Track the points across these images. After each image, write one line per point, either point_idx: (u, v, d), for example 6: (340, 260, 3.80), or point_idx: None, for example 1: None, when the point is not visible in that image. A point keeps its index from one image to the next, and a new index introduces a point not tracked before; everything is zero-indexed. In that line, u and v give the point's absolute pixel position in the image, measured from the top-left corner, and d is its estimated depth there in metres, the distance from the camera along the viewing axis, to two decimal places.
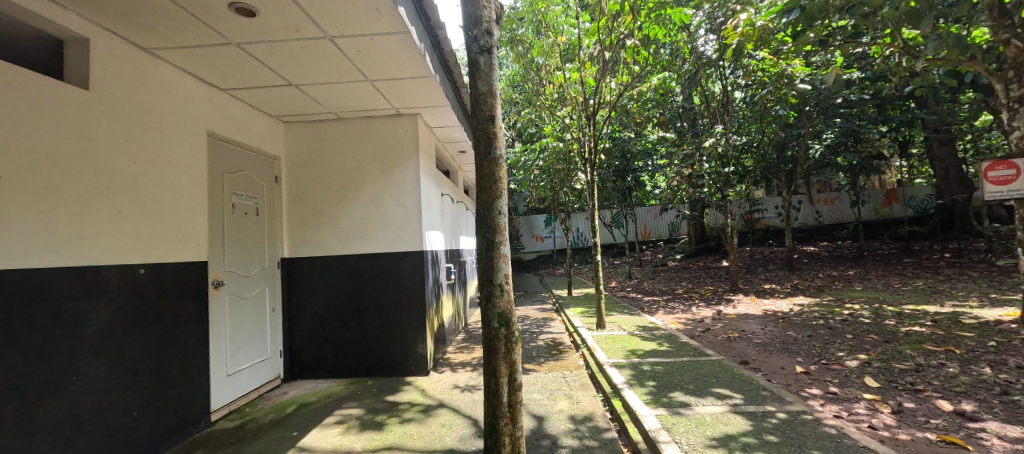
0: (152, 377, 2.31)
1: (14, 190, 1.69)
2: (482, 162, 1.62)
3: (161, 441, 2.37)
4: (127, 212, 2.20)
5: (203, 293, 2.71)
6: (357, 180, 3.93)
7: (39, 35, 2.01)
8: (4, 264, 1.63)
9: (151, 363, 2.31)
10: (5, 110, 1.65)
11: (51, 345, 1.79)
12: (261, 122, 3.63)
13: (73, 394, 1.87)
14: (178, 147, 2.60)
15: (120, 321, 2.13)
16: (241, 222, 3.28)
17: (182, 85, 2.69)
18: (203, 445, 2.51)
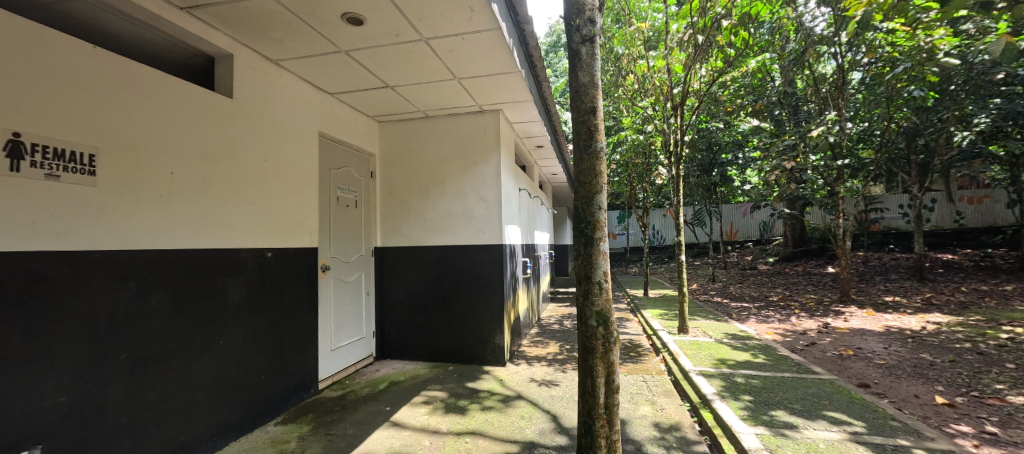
0: (276, 346, 2.68)
1: (181, 185, 2.06)
2: (581, 155, 1.60)
3: (282, 402, 2.74)
4: (259, 204, 2.56)
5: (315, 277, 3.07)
6: (442, 175, 4.14)
7: (196, 53, 2.42)
8: (173, 246, 2.01)
9: (275, 334, 2.67)
10: (173, 118, 2.02)
11: (207, 314, 2.17)
12: (361, 122, 3.98)
13: (219, 356, 2.24)
14: (297, 146, 2.96)
15: (253, 298, 2.48)
16: (343, 213, 3.65)
17: (300, 90, 3.05)
18: (313, 410, 2.85)
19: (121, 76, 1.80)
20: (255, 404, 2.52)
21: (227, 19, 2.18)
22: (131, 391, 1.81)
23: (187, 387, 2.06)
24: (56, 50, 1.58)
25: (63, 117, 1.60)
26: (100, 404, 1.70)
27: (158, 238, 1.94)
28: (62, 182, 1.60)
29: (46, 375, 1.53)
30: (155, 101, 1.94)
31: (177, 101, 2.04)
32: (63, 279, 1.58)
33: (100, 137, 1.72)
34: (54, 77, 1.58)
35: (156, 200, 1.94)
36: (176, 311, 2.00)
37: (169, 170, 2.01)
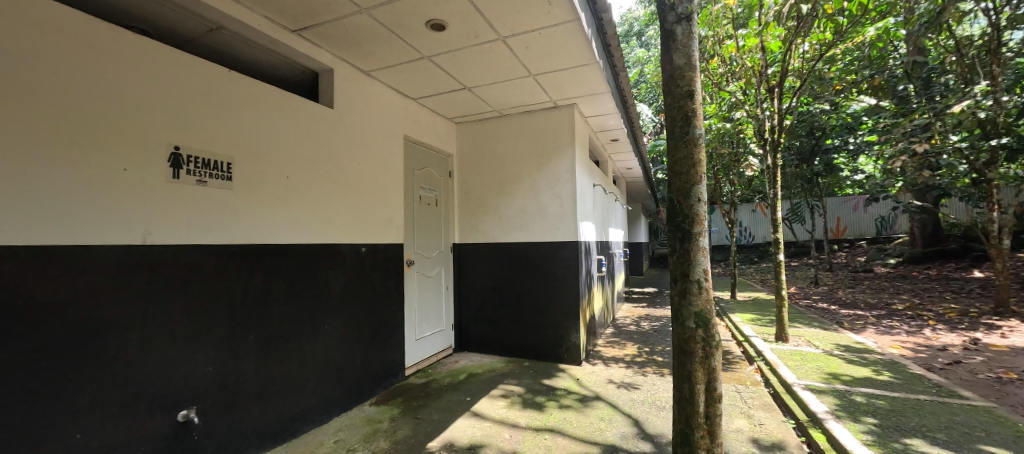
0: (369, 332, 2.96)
1: (288, 187, 2.47)
2: (677, 142, 1.61)
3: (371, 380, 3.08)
4: (353, 203, 2.93)
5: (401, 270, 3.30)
6: (517, 173, 4.19)
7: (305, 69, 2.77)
8: (285, 239, 2.42)
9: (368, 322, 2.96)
10: (284, 130, 2.44)
11: (310, 299, 2.55)
12: (441, 124, 4.20)
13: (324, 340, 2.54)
14: (387, 151, 3.31)
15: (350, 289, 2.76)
16: (426, 211, 3.90)
17: (392, 99, 3.41)
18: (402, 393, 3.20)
19: (252, 98, 2.25)
20: (349, 382, 2.87)
21: (330, 39, 2.54)
22: (254, 357, 2.24)
23: (294, 360, 2.47)
24: (203, 75, 2.03)
25: (212, 134, 2.06)
26: (236, 376, 2.14)
27: (277, 234, 2.38)
28: (207, 186, 2.03)
29: (204, 346, 1.99)
30: (270, 115, 2.37)
31: (290, 118, 2.48)
32: (210, 270, 2.03)
33: (230, 147, 2.15)
34: (199, 99, 2.01)
35: (277, 201, 2.37)
36: (287, 293, 2.42)
37: (284, 175, 2.45)
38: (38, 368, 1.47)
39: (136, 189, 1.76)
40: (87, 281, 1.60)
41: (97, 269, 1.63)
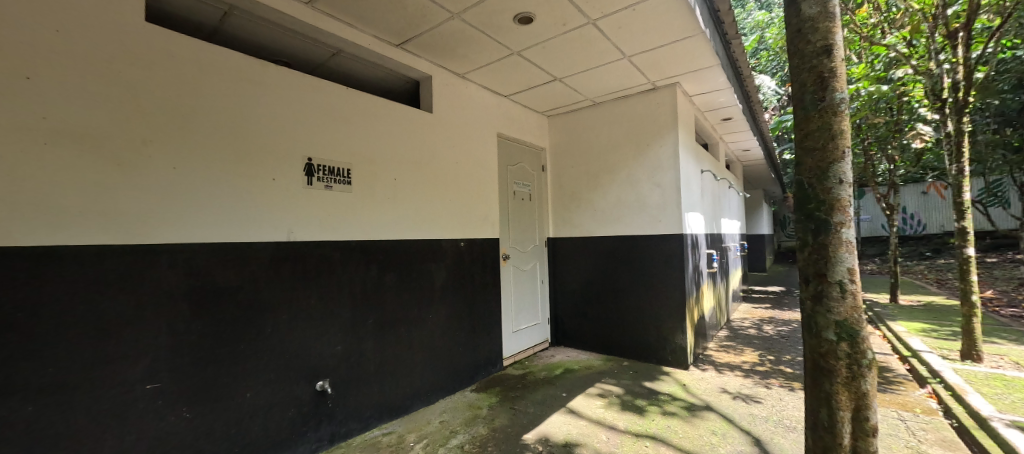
0: None
1: (401, 187, 3.06)
2: (809, 112, 1.47)
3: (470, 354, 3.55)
4: (452, 199, 3.45)
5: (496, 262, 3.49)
6: (612, 162, 4.00)
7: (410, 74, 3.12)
8: (398, 229, 3.04)
9: None
10: (398, 139, 3.04)
11: (413, 282, 3.13)
12: (532, 118, 4.28)
13: None
14: (478, 151, 3.68)
15: None
16: (519, 205, 4.08)
17: (484, 99, 3.75)
18: (497, 382, 3.55)
19: (366, 112, 2.83)
20: (450, 359, 3.40)
21: (426, 46, 2.98)
22: (377, 327, 2.87)
23: (406, 334, 3.07)
24: (344, 99, 2.70)
25: (339, 148, 2.67)
26: (360, 354, 2.76)
27: (390, 232, 2.97)
28: (333, 190, 2.64)
29: (339, 328, 2.63)
30: (389, 126, 2.98)
31: (398, 141, 3.03)
32: (342, 262, 2.66)
33: (355, 156, 2.76)
34: (337, 119, 2.66)
35: (385, 199, 2.95)
36: (399, 272, 3.03)
37: (393, 176, 3.00)
38: (239, 333, 2.17)
39: (291, 194, 2.42)
40: (266, 268, 2.28)
41: (271, 262, 2.31)
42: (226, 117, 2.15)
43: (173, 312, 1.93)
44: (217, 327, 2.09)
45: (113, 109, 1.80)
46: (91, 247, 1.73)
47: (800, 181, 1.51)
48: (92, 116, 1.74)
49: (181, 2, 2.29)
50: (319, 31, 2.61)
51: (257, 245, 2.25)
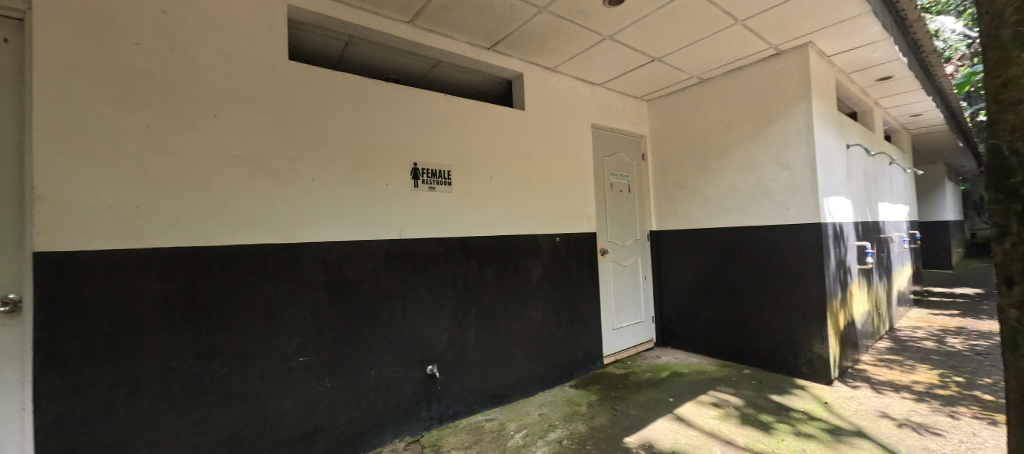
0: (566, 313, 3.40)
1: (496, 185, 3.16)
2: (1011, 50, 1.08)
3: (569, 350, 3.54)
4: (546, 195, 3.46)
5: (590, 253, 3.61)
6: (725, 145, 3.59)
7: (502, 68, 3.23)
8: (496, 227, 3.16)
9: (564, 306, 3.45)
10: (492, 138, 3.15)
11: (512, 277, 3.23)
12: (630, 105, 4.08)
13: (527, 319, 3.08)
14: (572, 144, 3.63)
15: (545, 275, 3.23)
16: (618, 198, 3.95)
17: (577, 90, 3.68)
18: (596, 381, 3.48)
19: (464, 116, 3.00)
20: (549, 354, 3.43)
21: (516, 45, 3.04)
22: (477, 319, 3.03)
23: (506, 327, 3.19)
24: (441, 105, 2.90)
25: (440, 152, 2.88)
26: (463, 343, 2.96)
27: (488, 229, 3.11)
28: (436, 191, 2.85)
29: (444, 318, 2.86)
30: (483, 127, 3.10)
31: (493, 141, 3.15)
32: (446, 257, 2.88)
33: (454, 159, 2.94)
34: (435, 125, 2.86)
35: (483, 197, 3.09)
36: (498, 267, 3.16)
37: (489, 176, 3.12)
38: (363, 319, 2.50)
39: (401, 197, 2.68)
40: (383, 263, 2.59)
41: (386, 258, 2.61)
42: (349, 132, 2.49)
43: (314, 299, 2.32)
44: (347, 313, 2.44)
45: (268, 132, 2.21)
46: (257, 245, 2.15)
47: (995, 147, 1.11)
48: (254, 139, 2.16)
49: (318, 41, 2.74)
50: (420, 46, 2.85)
51: (375, 242, 2.57)
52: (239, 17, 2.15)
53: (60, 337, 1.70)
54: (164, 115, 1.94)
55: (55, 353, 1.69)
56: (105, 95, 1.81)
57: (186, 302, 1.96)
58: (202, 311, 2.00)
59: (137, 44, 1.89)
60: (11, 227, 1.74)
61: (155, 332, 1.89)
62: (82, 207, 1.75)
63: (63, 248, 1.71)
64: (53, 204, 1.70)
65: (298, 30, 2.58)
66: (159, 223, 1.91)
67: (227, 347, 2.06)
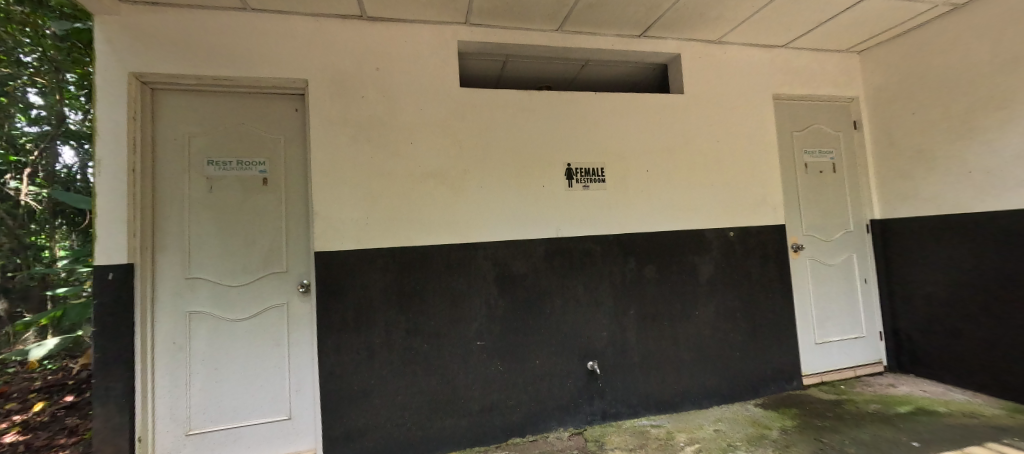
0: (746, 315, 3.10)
1: (656, 178, 2.98)
2: None
3: (753, 361, 3.10)
4: (716, 184, 3.09)
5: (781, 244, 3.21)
6: (1002, 93, 2.64)
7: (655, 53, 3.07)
8: (656, 222, 2.98)
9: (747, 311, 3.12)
10: (649, 129, 2.99)
11: (677, 275, 3.01)
12: (831, 63, 3.40)
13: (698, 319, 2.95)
14: (747, 125, 3.19)
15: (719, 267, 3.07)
16: (817, 181, 3.36)
17: (748, 62, 3.22)
18: (795, 403, 2.98)
19: (617, 111, 2.95)
20: (727, 363, 3.06)
21: (671, 25, 2.83)
22: (640, 319, 2.92)
23: (672, 330, 2.98)
24: (593, 103, 2.91)
25: (593, 150, 2.90)
26: (624, 343, 2.89)
27: (648, 225, 2.97)
28: (590, 189, 2.87)
29: (604, 315, 2.86)
30: (638, 119, 2.98)
31: (651, 132, 2.99)
32: (603, 255, 2.88)
33: (607, 156, 2.92)
34: (587, 124, 2.90)
35: (640, 191, 2.95)
36: (661, 264, 2.98)
37: (647, 169, 2.97)
38: (527, 311, 2.73)
39: (556, 198, 2.81)
40: (543, 261, 2.78)
41: (546, 256, 2.78)
42: (509, 142, 2.75)
43: (486, 291, 2.67)
44: (513, 305, 2.71)
45: (448, 151, 2.66)
46: (442, 244, 2.62)
47: None
48: (437, 157, 2.64)
49: (482, 66, 3.16)
50: (570, 51, 2.95)
51: (534, 241, 2.77)
52: (425, 61, 2.67)
53: (330, 311, 2.45)
54: (379, 147, 2.56)
55: (328, 321, 2.45)
56: (347, 138, 2.52)
57: (397, 290, 2.54)
58: (408, 297, 2.56)
59: (363, 97, 2.56)
60: (303, 236, 2.59)
61: (380, 311, 2.52)
62: (338, 220, 2.47)
63: (328, 248, 2.45)
64: (322, 218, 2.45)
65: (465, 59, 3.02)
66: (379, 230, 2.53)
67: (425, 327, 2.57)
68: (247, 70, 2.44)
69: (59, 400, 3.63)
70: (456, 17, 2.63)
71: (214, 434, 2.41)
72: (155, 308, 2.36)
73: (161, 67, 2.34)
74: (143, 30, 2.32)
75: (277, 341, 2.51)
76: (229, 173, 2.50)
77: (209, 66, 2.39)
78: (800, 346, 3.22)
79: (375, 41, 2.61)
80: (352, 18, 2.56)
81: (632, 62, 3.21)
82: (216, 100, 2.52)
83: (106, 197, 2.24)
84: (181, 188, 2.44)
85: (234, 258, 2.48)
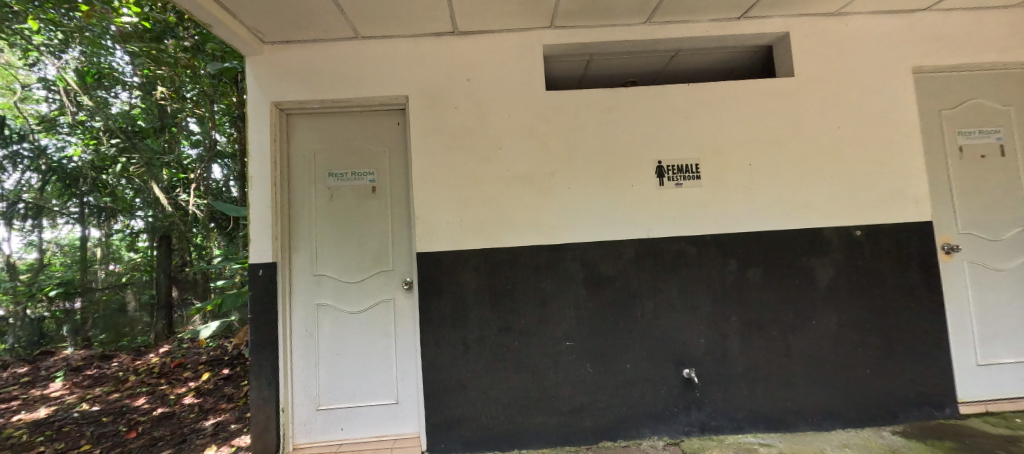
0: (882, 329, 2.69)
1: (761, 173, 2.72)
2: None
3: (888, 382, 2.68)
4: (838, 177, 2.72)
5: (927, 244, 2.72)
6: None
7: (757, 35, 2.80)
8: (762, 221, 2.71)
9: (880, 322, 2.70)
10: (751, 119, 2.74)
11: (789, 279, 2.71)
12: (994, 23, 2.80)
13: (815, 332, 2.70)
14: (876, 107, 2.75)
15: (842, 271, 2.71)
16: (975, 168, 2.81)
17: (875, 33, 2.78)
18: (948, 435, 2.51)
19: (713, 102, 2.75)
20: (854, 381, 2.68)
21: (778, 3, 2.56)
22: (744, 327, 2.69)
23: (783, 340, 2.69)
24: (686, 96, 2.75)
25: (687, 145, 2.74)
26: (725, 351, 2.68)
27: (752, 224, 2.71)
28: (684, 187, 2.72)
29: (701, 321, 2.69)
30: (738, 109, 2.74)
31: (754, 122, 2.74)
32: (698, 256, 2.71)
33: (703, 151, 2.73)
34: (680, 118, 2.75)
35: (741, 187, 2.71)
36: (769, 268, 2.71)
37: (749, 163, 2.73)
38: (617, 313, 2.68)
39: (647, 197, 2.71)
40: (633, 262, 2.70)
41: (636, 257, 2.70)
42: (596, 141, 2.72)
43: (575, 292, 2.68)
44: (602, 307, 2.68)
45: (535, 154, 2.72)
46: (531, 246, 2.68)
47: None
48: (525, 160, 2.71)
49: (566, 67, 3.16)
50: (659, 42, 2.82)
51: (624, 242, 2.70)
52: (511, 68, 2.77)
53: (430, 307, 2.66)
54: (472, 153, 2.71)
55: (429, 317, 2.66)
56: (442, 147, 2.71)
57: (489, 289, 2.67)
58: (499, 296, 2.67)
59: (456, 107, 2.74)
60: (405, 237, 2.85)
61: (474, 309, 2.67)
62: (435, 223, 2.68)
63: (428, 249, 2.67)
64: (422, 222, 2.68)
65: (549, 62, 3.05)
66: (472, 231, 2.68)
67: (516, 326, 2.66)
68: (360, 91, 2.76)
69: (220, 372, 4.46)
70: (541, 22, 2.67)
71: (337, 411, 2.77)
72: (292, 299, 2.79)
73: (294, 95, 2.75)
74: (280, 65, 2.75)
75: (385, 332, 2.79)
76: (346, 183, 2.85)
77: (329, 91, 2.76)
78: (952, 366, 2.71)
79: (465, 54, 2.77)
80: (444, 34, 2.75)
81: (729, 48, 2.97)
82: (334, 119, 2.89)
83: (257, 207, 2.70)
84: (309, 197, 2.84)
85: (351, 258, 2.82)
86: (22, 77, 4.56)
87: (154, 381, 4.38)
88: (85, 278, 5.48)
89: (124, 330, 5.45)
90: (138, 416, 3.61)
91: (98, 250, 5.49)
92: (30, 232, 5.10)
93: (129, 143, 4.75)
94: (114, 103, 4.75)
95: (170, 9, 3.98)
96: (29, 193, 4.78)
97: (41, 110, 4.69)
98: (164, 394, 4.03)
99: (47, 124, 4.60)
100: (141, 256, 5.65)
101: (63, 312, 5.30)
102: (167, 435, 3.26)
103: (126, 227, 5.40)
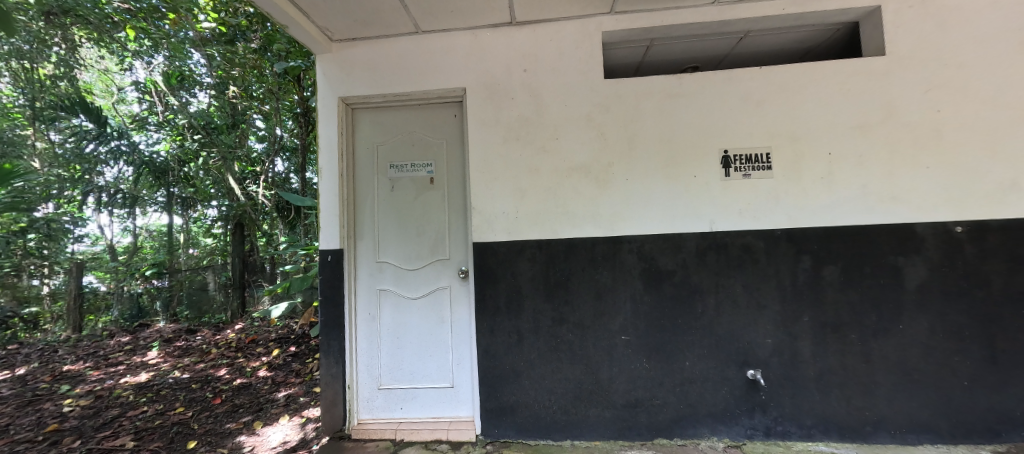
0: (983, 338, 2.41)
1: (842, 162, 2.50)
2: None
3: (991, 397, 2.40)
4: (935, 167, 2.44)
5: None
6: None
7: (842, 10, 2.55)
8: (842, 216, 2.50)
9: (983, 332, 2.41)
10: (831, 103, 2.51)
11: (872, 279, 2.48)
12: None
13: (901, 338, 2.46)
14: (986, 87, 2.43)
15: (937, 273, 2.44)
16: None
17: (988, 3, 2.44)
18: None
19: (788, 87, 2.55)
20: (949, 394, 2.42)
21: None
22: (818, 329, 2.51)
23: (864, 345, 2.48)
24: (756, 80, 2.58)
25: (756, 133, 2.57)
26: (795, 353, 2.52)
27: (829, 218, 2.50)
28: (753, 178, 2.56)
29: (768, 321, 2.54)
30: (817, 92, 2.53)
31: (835, 107, 2.51)
32: (767, 252, 2.55)
33: (775, 139, 2.55)
34: (749, 103, 2.58)
35: (818, 179, 2.51)
36: (849, 266, 2.50)
37: (828, 151, 2.51)
38: (676, 309, 2.59)
39: (711, 188, 2.58)
40: (693, 256, 2.59)
41: (697, 251, 2.59)
42: (656, 131, 2.63)
43: (631, 285, 2.62)
44: (660, 302, 2.60)
45: (592, 144, 2.67)
46: (587, 238, 2.66)
47: None
48: (582, 151, 2.67)
49: (624, 54, 3.07)
50: (727, 24, 2.66)
51: (685, 235, 2.60)
52: (568, 57, 2.72)
53: (485, 295, 2.72)
54: (528, 143, 2.71)
55: (484, 305, 2.72)
56: (499, 138, 2.74)
57: (544, 280, 2.68)
58: (554, 288, 2.67)
59: (512, 98, 2.75)
60: (461, 227, 2.93)
61: (529, 299, 2.69)
62: (491, 213, 2.72)
63: (483, 239, 2.71)
64: (479, 212, 2.73)
65: (606, 49, 2.97)
66: (528, 222, 2.69)
67: (570, 318, 2.66)
68: (420, 85, 2.84)
69: (288, 349, 4.83)
70: (601, 7, 2.59)
71: (397, 391, 2.92)
72: (356, 285, 2.95)
73: (359, 90, 2.89)
74: (346, 62, 2.89)
75: (442, 319, 2.89)
76: (406, 174, 2.96)
77: (391, 84, 2.87)
78: None
79: (522, 45, 2.76)
80: (502, 25, 2.75)
81: (806, 27, 2.74)
82: (395, 113, 2.99)
83: (326, 198, 2.89)
84: (372, 188, 2.98)
85: (410, 246, 2.94)
86: (117, 80, 5.12)
87: (233, 355, 4.84)
88: (172, 261, 6.18)
89: (205, 308, 6.04)
90: (222, 384, 4.02)
91: (180, 236, 6.20)
92: (127, 218, 5.77)
93: (209, 138, 5.29)
94: (194, 103, 5.20)
95: (241, 14, 4.28)
96: (126, 184, 5.43)
97: (133, 110, 5.33)
98: (242, 366, 4.45)
99: (139, 122, 5.25)
100: (217, 241, 6.21)
101: (155, 288, 5.95)
102: (247, 402, 3.61)
103: (203, 215, 6.05)
